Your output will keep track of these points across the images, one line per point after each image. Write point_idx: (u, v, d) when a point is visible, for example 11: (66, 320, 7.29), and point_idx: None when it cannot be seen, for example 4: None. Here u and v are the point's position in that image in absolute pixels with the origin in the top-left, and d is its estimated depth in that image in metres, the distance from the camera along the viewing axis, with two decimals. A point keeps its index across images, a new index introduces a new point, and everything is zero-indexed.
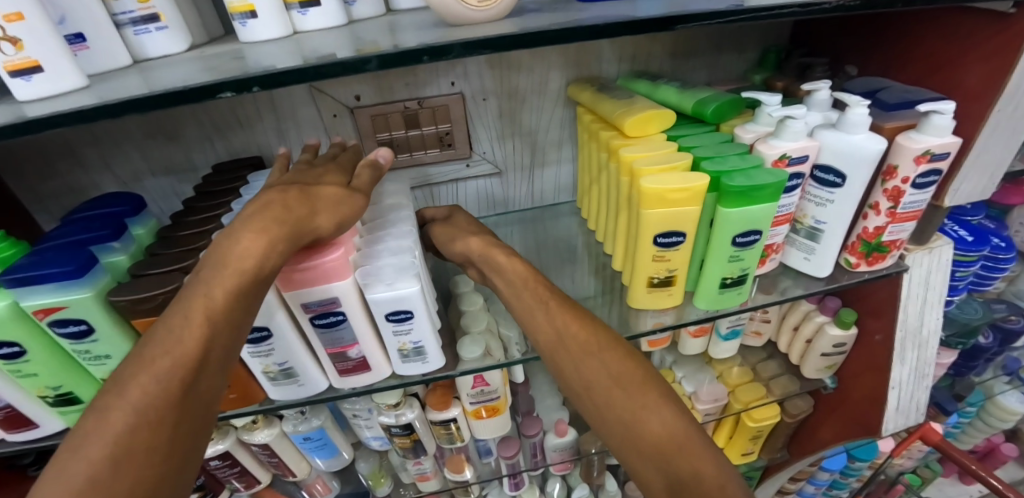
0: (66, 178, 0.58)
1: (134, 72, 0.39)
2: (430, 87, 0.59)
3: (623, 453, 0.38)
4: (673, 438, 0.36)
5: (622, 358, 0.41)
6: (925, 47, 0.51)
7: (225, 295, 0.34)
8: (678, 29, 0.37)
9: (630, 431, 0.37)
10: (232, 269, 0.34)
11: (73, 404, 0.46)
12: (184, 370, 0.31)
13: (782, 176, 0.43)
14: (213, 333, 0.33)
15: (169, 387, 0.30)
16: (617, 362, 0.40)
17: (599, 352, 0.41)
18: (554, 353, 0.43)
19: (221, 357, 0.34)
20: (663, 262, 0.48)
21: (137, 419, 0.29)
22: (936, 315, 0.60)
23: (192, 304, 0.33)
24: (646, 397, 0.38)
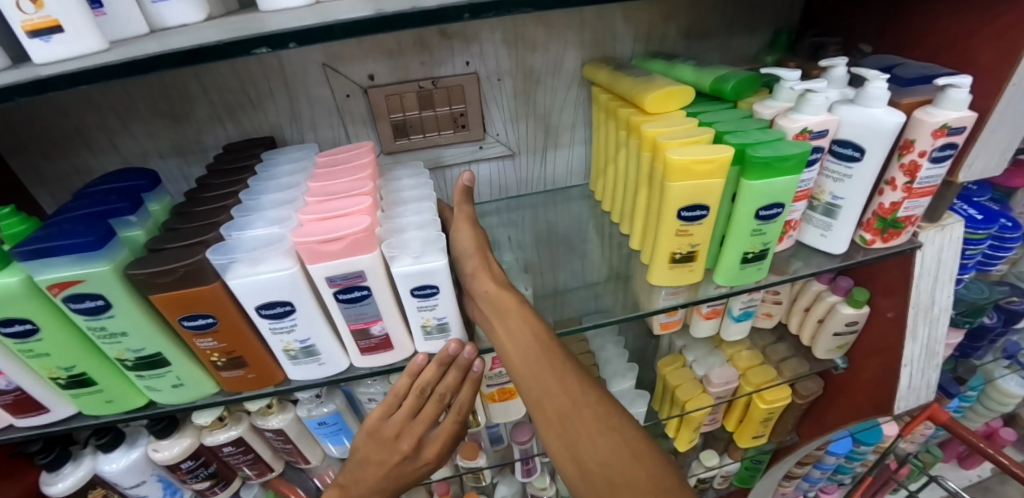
0: (71, 159, 0.57)
1: (154, 39, 0.39)
2: (445, 66, 0.58)
3: None
4: None
5: (638, 436, 0.39)
6: (940, 23, 0.51)
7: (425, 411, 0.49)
8: None
9: None
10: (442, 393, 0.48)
11: (85, 387, 0.45)
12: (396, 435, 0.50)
13: (806, 147, 0.43)
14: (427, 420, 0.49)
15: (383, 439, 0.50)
16: (635, 439, 0.39)
17: (619, 426, 0.39)
18: (563, 424, 0.40)
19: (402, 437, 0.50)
20: (685, 236, 0.48)
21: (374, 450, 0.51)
22: (947, 292, 0.61)
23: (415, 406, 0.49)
24: (666, 480, 0.37)
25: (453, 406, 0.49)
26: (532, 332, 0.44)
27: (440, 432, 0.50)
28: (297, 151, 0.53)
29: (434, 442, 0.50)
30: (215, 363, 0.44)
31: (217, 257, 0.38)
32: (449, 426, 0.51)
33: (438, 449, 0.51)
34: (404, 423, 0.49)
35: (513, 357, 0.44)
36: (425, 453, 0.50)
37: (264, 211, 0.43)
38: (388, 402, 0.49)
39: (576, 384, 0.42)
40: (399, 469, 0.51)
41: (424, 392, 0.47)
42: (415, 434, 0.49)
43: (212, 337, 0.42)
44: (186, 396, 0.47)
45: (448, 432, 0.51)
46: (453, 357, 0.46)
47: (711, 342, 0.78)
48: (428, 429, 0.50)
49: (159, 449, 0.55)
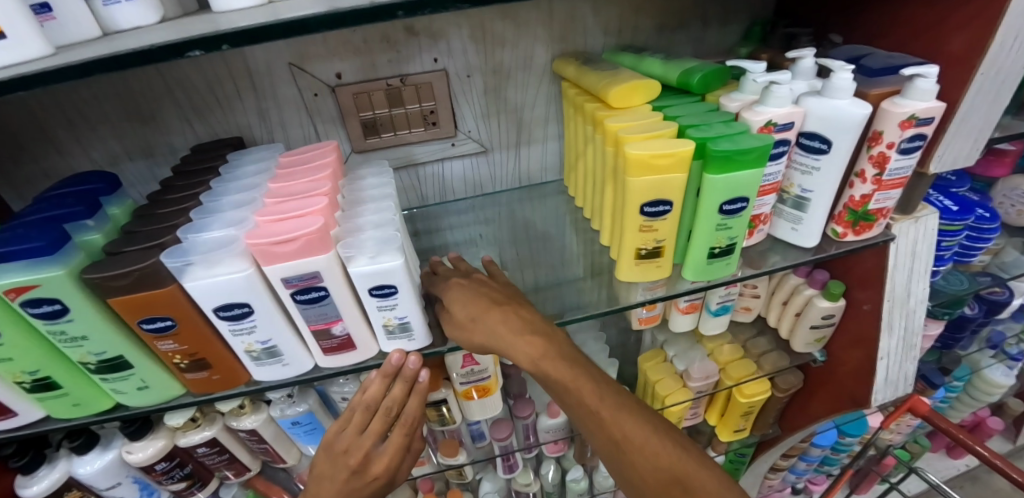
0: (41, 163, 0.57)
1: (105, 43, 0.39)
2: (413, 63, 0.58)
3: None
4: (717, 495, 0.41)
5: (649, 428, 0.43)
6: (909, 12, 0.51)
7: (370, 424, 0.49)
8: None
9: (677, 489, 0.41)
10: (381, 409, 0.49)
11: (51, 390, 0.45)
12: (345, 458, 0.49)
13: (768, 140, 0.43)
14: (372, 437, 0.49)
15: (336, 457, 0.50)
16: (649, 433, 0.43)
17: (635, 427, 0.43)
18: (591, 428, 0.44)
19: (351, 454, 0.49)
20: (650, 232, 0.48)
21: (330, 471, 0.50)
22: (923, 284, 0.60)
23: (359, 418, 0.49)
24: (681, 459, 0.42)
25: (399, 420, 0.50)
26: (558, 363, 0.44)
27: (388, 449, 0.50)
28: (262, 152, 0.53)
29: (382, 459, 0.50)
30: (178, 365, 0.44)
31: (171, 260, 0.38)
32: (397, 442, 0.51)
33: (385, 466, 0.50)
34: (357, 436, 0.50)
35: (545, 386, 0.45)
36: (372, 469, 0.50)
37: (221, 212, 0.43)
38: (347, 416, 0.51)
39: (618, 421, 0.43)
40: (348, 487, 0.50)
41: (375, 404, 0.49)
42: (364, 448, 0.49)
43: (173, 339, 0.42)
44: (153, 398, 0.47)
45: (397, 449, 0.51)
46: (398, 368, 0.47)
47: (692, 336, 0.78)
48: (376, 443, 0.50)
49: (133, 451, 0.55)
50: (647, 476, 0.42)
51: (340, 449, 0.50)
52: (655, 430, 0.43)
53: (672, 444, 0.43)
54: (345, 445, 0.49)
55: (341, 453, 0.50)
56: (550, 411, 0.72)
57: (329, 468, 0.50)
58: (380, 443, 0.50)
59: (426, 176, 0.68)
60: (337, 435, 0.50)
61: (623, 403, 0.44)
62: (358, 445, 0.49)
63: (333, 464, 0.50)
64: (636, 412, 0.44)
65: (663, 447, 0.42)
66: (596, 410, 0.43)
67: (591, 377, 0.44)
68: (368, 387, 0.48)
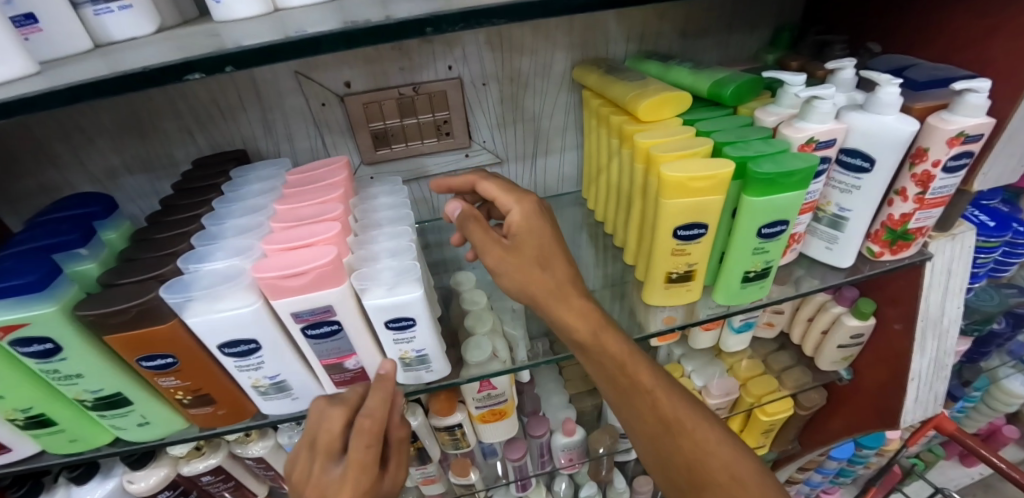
0: (36, 177, 0.54)
1: (98, 57, 0.35)
2: (426, 71, 0.55)
3: (651, 447, 0.43)
4: (705, 437, 0.41)
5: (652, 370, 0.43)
6: (954, 21, 0.48)
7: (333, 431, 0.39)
8: None
9: (672, 428, 0.42)
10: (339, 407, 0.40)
11: (46, 427, 0.42)
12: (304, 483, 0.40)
13: (813, 161, 0.40)
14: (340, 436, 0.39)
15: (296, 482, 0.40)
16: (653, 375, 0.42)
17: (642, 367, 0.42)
18: (598, 368, 0.43)
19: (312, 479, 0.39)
20: (682, 255, 0.45)
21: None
22: (957, 302, 0.58)
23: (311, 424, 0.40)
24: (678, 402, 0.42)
25: (349, 428, 0.39)
26: (579, 303, 0.42)
27: (345, 471, 0.38)
28: (268, 167, 0.50)
29: (345, 483, 0.38)
30: (181, 401, 0.41)
31: (172, 295, 0.35)
32: (361, 456, 0.39)
33: (350, 486, 0.38)
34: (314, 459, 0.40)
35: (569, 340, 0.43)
36: (336, 496, 0.38)
37: (226, 239, 0.40)
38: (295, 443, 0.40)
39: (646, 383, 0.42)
40: None
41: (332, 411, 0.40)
42: (318, 477, 0.39)
43: (174, 376, 0.39)
44: (155, 433, 0.44)
45: (360, 463, 0.39)
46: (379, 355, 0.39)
47: (711, 351, 0.75)
48: (333, 466, 0.39)
49: (134, 480, 0.52)
50: (646, 415, 0.42)
51: (299, 473, 0.40)
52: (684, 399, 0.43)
53: (677, 390, 0.43)
54: (301, 467, 0.40)
55: (302, 478, 0.40)
56: (566, 430, 0.69)
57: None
58: (337, 465, 0.39)
59: None
60: (296, 454, 0.41)
61: (652, 366, 0.43)
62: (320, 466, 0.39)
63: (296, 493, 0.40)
64: (658, 372, 0.43)
65: (666, 389, 0.43)
66: (623, 362, 0.42)
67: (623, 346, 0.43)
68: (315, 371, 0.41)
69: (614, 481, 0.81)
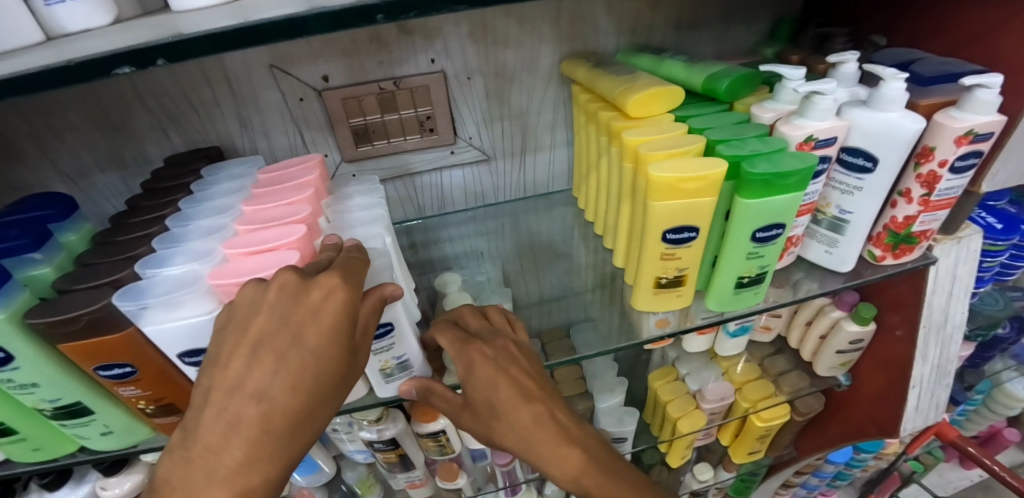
0: (5, 176, 0.52)
1: (46, 50, 0.33)
2: (407, 64, 0.52)
3: None
4: None
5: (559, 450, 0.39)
6: (964, 12, 0.45)
7: (285, 392, 0.30)
8: None
9: None
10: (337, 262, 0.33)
11: (6, 436, 0.40)
12: (250, 356, 0.30)
13: (811, 161, 0.38)
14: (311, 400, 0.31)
15: (236, 364, 0.30)
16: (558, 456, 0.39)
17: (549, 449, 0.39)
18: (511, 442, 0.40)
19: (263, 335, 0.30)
20: (672, 260, 0.43)
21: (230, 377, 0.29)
22: (962, 308, 0.55)
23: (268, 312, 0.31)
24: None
25: (320, 292, 0.31)
26: (493, 371, 0.40)
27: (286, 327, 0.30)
28: (241, 164, 0.48)
29: (240, 440, 0.29)
30: (144, 410, 0.39)
31: (125, 302, 0.33)
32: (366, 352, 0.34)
33: (249, 443, 0.29)
34: (254, 344, 0.30)
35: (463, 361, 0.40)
36: (222, 464, 0.29)
37: (188, 241, 0.38)
38: (238, 317, 0.31)
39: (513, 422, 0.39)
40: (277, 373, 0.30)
41: (298, 291, 0.30)
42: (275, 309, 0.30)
43: (135, 385, 0.37)
44: (122, 442, 0.42)
45: (336, 320, 0.31)
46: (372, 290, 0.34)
47: (706, 354, 0.73)
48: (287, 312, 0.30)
49: (108, 487, 0.51)
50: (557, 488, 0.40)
51: (248, 352, 0.30)
52: (565, 433, 0.40)
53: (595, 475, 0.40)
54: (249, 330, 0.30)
55: (244, 379, 0.29)
56: None
57: (225, 390, 0.29)
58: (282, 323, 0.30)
59: (423, 185, 0.63)
60: (239, 343, 0.30)
61: (529, 396, 0.40)
62: (276, 331, 0.30)
63: (232, 382, 0.29)
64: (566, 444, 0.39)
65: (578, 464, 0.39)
66: (495, 394, 0.39)
67: (502, 379, 0.39)
68: (269, 327, 0.30)
69: None
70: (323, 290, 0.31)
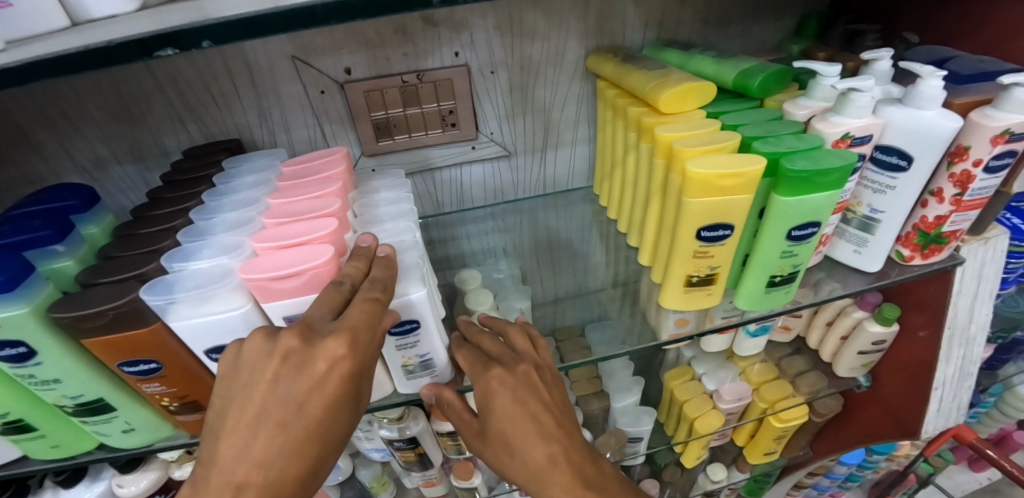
0: (19, 167, 0.51)
1: (73, 35, 0.32)
2: (432, 57, 0.51)
3: None
4: None
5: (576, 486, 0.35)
6: (1000, 10, 0.44)
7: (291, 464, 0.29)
8: None
9: None
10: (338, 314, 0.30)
11: (25, 432, 0.39)
12: (255, 429, 0.28)
13: (851, 159, 0.37)
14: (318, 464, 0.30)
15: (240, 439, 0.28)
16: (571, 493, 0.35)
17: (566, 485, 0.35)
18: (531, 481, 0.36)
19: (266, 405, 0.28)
20: (705, 258, 0.42)
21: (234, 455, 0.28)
22: (987, 310, 0.55)
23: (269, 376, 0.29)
24: None
25: (321, 364, 0.28)
26: (509, 401, 0.37)
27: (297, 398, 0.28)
28: (262, 158, 0.47)
29: None
30: (167, 407, 0.39)
31: (154, 297, 0.32)
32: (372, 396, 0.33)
33: None
34: (258, 416, 0.28)
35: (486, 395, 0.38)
36: None
37: (215, 235, 0.37)
38: (235, 391, 0.29)
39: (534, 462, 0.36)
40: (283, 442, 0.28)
41: (304, 358, 0.28)
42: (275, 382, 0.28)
43: (159, 382, 0.36)
44: (141, 440, 0.42)
45: (344, 385, 0.29)
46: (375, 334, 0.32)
47: (723, 354, 0.72)
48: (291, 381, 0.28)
49: (124, 484, 0.51)
50: None
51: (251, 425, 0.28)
52: (583, 474, 0.36)
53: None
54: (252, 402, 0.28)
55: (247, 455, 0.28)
56: None
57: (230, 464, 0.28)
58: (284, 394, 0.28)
59: (442, 181, 0.62)
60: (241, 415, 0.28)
61: (547, 432, 0.37)
62: (279, 403, 0.28)
63: (234, 456, 0.28)
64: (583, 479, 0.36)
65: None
66: (513, 426, 0.37)
67: (524, 412, 0.37)
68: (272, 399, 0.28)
69: None
70: (330, 354, 0.29)
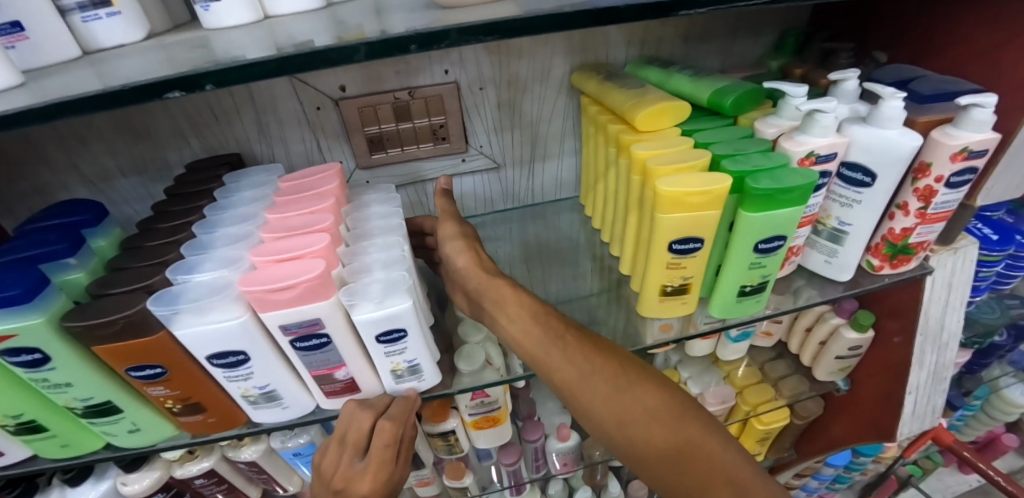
0: (30, 179, 0.54)
1: (83, 67, 0.35)
2: (423, 75, 0.54)
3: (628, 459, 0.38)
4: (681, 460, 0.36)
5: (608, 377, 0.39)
6: (963, 32, 0.46)
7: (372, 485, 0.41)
8: (679, 15, 0.32)
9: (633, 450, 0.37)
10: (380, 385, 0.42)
11: (38, 432, 0.42)
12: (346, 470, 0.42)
13: (812, 178, 0.39)
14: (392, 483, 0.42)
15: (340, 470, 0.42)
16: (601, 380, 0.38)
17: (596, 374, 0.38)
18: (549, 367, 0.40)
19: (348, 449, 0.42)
20: (678, 269, 0.44)
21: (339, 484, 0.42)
22: (958, 316, 0.57)
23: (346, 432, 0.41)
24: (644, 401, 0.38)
25: (380, 439, 0.40)
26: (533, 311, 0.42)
27: (370, 466, 0.42)
28: (261, 173, 0.49)
29: None
30: (171, 409, 0.41)
31: (159, 307, 0.35)
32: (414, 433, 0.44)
33: None
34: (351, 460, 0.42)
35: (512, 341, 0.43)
36: None
37: (216, 248, 0.40)
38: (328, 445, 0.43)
39: (586, 386, 0.38)
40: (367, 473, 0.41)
41: (356, 416, 0.41)
42: (343, 467, 0.42)
43: (164, 385, 0.39)
44: (146, 439, 0.44)
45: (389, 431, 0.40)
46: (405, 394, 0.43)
47: (708, 358, 0.74)
48: (356, 459, 0.42)
49: (128, 483, 0.53)
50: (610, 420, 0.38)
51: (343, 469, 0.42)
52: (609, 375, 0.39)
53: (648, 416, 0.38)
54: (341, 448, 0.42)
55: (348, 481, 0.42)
56: (560, 435, 0.69)
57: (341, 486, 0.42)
58: (362, 459, 0.42)
59: (434, 191, 0.64)
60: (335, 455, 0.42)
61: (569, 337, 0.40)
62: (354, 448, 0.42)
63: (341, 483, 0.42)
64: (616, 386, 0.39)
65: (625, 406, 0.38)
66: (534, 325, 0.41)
67: (553, 336, 0.40)
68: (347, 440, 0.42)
69: (609, 485, 0.81)
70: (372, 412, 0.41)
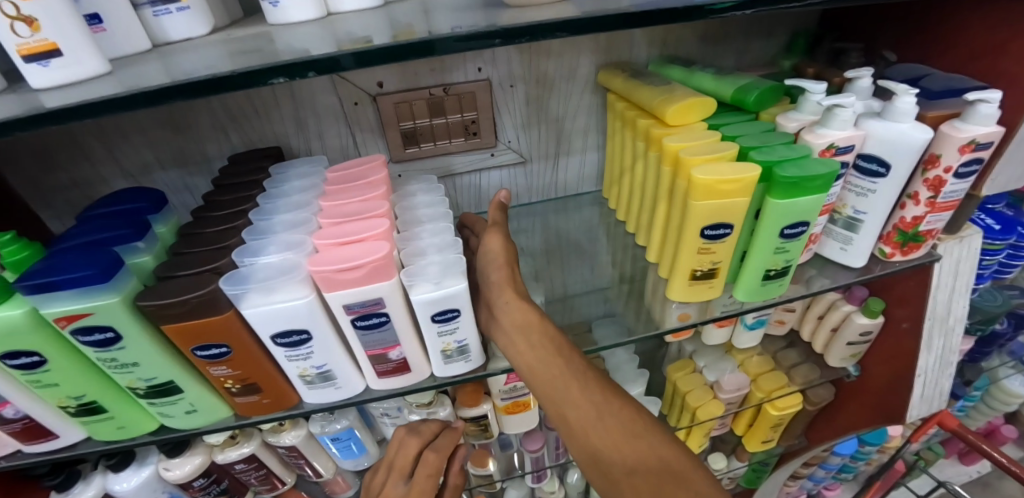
0: (70, 171, 0.55)
1: (156, 60, 0.37)
2: (456, 72, 0.56)
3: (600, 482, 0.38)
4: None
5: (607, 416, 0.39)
6: (968, 33, 0.50)
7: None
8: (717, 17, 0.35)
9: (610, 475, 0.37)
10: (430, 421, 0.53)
11: (95, 414, 0.44)
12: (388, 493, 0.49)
13: (834, 167, 0.42)
14: None
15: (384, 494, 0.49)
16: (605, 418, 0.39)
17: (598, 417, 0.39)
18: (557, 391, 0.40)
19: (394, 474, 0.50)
20: (707, 254, 0.47)
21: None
22: (963, 302, 0.60)
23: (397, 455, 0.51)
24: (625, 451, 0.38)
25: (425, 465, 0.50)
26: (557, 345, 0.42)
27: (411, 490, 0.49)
28: (306, 165, 0.51)
29: None
30: (229, 389, 0.43)
31: (230, 287, 0.37)
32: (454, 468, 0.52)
33: None
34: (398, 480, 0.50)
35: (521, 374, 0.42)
36: None
37: (276, 234, 0.42)
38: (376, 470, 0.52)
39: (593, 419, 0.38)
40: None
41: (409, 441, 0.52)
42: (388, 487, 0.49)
43: (226, 365, 0.40)
44: (200, 421, 0.46)
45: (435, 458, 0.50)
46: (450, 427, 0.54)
47: (722, 347, 0.77)
48: (399, 482, 0.50)
49: (171, 468, 0.54)
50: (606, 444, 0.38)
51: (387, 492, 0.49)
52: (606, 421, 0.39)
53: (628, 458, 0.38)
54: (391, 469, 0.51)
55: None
56: None
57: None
58: (406, 483, 0.50)
59: (462, 185, 0.67)
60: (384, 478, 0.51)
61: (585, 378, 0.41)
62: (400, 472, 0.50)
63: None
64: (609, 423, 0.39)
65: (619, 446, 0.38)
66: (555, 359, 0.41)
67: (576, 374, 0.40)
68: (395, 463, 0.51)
69: None
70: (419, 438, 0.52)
